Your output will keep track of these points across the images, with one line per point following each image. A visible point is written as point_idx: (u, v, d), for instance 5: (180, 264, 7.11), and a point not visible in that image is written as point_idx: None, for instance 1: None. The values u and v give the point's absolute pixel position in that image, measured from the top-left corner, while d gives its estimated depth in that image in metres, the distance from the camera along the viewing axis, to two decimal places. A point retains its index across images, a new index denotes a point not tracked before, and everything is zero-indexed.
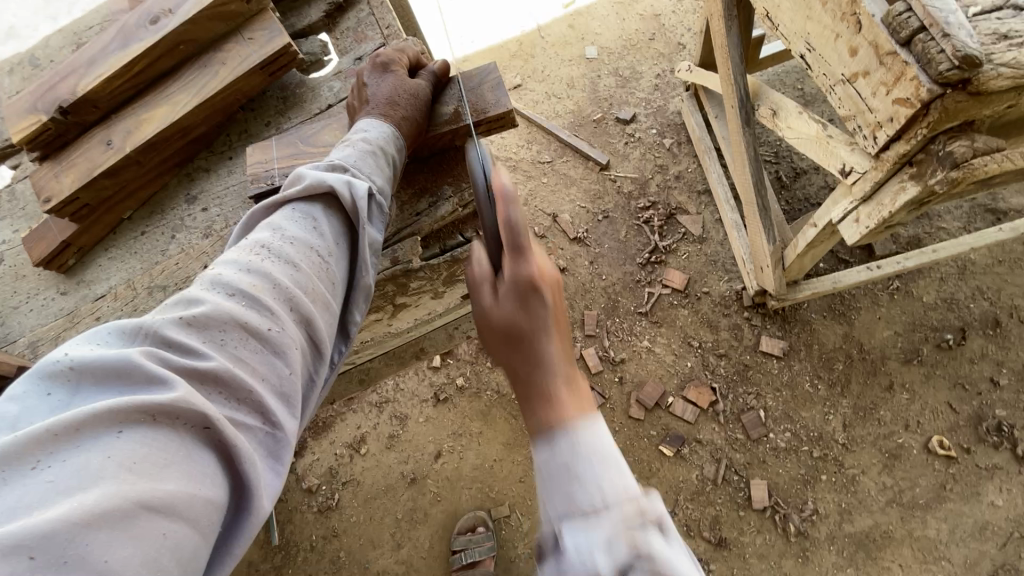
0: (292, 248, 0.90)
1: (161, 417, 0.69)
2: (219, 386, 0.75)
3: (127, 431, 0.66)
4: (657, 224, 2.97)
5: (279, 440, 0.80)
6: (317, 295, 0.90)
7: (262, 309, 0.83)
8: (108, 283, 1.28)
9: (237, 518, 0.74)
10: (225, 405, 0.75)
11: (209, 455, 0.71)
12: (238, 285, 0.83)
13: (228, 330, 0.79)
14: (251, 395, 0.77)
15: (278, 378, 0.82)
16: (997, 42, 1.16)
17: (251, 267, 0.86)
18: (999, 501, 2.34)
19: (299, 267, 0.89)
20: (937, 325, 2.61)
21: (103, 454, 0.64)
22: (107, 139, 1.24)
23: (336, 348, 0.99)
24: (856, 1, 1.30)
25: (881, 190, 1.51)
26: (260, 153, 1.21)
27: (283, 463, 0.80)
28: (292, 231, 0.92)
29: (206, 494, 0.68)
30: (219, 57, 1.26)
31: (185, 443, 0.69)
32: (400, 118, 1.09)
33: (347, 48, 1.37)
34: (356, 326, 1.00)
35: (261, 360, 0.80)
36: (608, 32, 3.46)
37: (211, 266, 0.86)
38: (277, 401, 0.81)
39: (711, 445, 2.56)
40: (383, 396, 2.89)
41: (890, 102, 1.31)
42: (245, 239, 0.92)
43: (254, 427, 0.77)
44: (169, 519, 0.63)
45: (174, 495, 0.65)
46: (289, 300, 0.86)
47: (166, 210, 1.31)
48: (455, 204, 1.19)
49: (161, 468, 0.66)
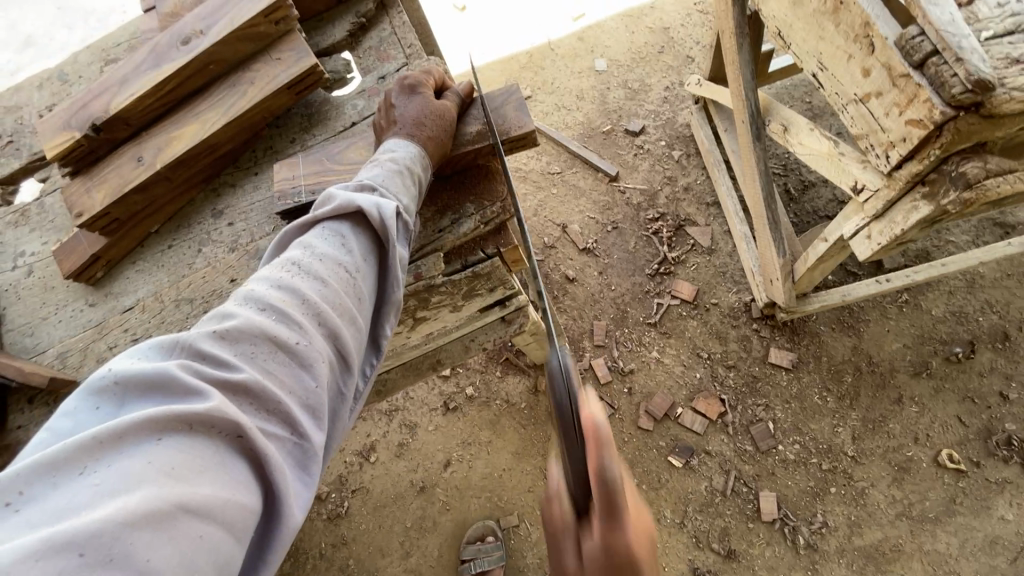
0: (320, 264, 0.93)
1: (198, 426, 0.71)
2: (251, 397, 0.78)
3: (167, 438, 0.69)
4: (666, 235, 2.99)
5: (306, 450, 0.82)
6: (344, 310, 0.92)
7: (290, 323, 0.85)
8: (135, 295, 1.31)
9: (269, 527, 0.76)
10: (257, 416, 0.78)
11: (242, 464, 0.74)
12: (268, 300, 0.86)
13: (259, 344, 0.82)
14: (279, 407, 0.80)
15: (305, 391, 0.83)
16: (1009, 66, 1.19)
17: (282, 282, 0.89)
18: (1009, 516, 2.34)
19: (326, 281, 0.91)
20: (946, 338, 2.62)
21: (144, 460, 0.66)
22: (138, 155, 1.27)
23: (368, 362, 1.02)
24: (869, 24, 1.32)
25: (893, 207, 1.53)
26: (287, 169, 1.24)
27: (311, 474, 0.82)
28: (319, 247, 0.95)
29: (240, 500, 0.71)
30: (248, 76, 1.29)
31: (219, 451, 0.72)
32: (425, 137, 1.12)
33: (370, 67, 1.41)
34: (387, 339, 1.03)
35: (288, 373, 0.82)
36: (617, 45, 3.50)
37: (245, 282, 0.89)
38: (303, 413, 0.83)
39: (720, 456, 2.57)
40: (393, 404, 2.91)
41: (903, 123, 1.34)
42: (278, 256, 0.95)
43: (283, 438, 0.79)
44: (205, 522, 0.66)
45: (209, 499, 0.67)
46: (316, 314, 0.88)
47: (193, 224, 1.34)
48: (478, 221, 1.21)
49: (199, 473, 0.68)
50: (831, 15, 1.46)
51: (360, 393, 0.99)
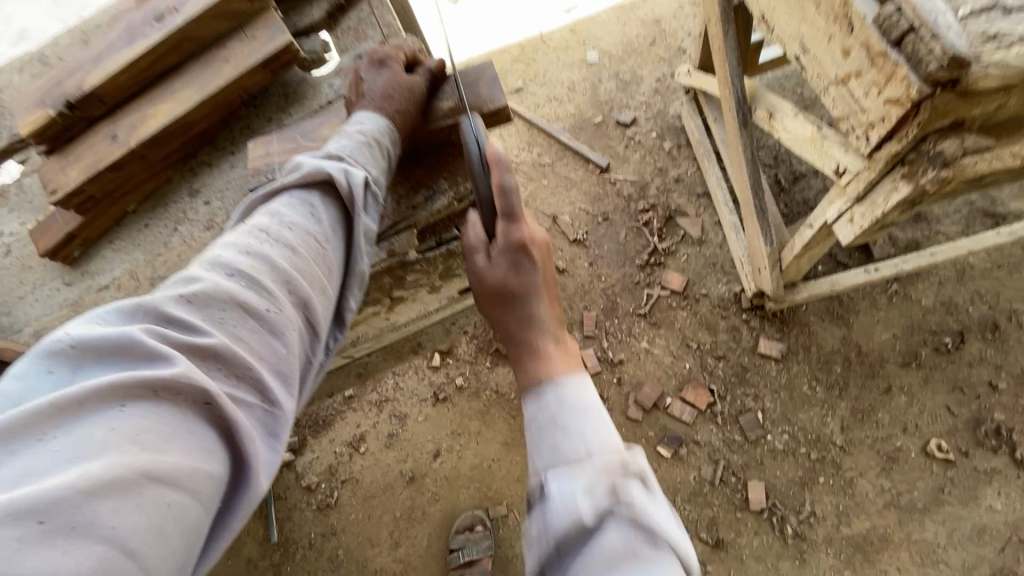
0: (291, 233, 0.92)
1: (163, 394, 0.71)
2: (220, 362, 0.78)
3: (130, 405, 0.69)
4: (656, 226, 2.99)
5: (276, 417, 0.82)
6: (315, 280, 0.92)
7: (261, 291, 0.85)
8: (111, 274, 1.31)
9: (234, 494, 0.76)
10: (225, 381, 0.77)
11: (210, 430, 0.74)
12: (237, 266, 0.85)
13: (227, 309, 0.81)
14: (248, 372, 0.79)
15: (276, 357, 0.83)
16: (985, 43, 1.18)
17: (251, 250, 0.88)
18: (997, 505, 2.34)
19: (298, 251, 0.91)
20: (936, 328, 2.61)
21: (106, 427, 0.66)
22: (113, 133, 1.27)
23: (331, 336, 1.00)
24: (848, 3, 1.32)
25: (874, 190, 1.52)
26: (260, 148, 1.23)
27: (280, 441, 0.82)
28: (291, 217, 0.94)
29: (208, 468, 0.71)
30: (223, 54, 1.29)
31: (186, 418, 0.72)
32: (395, 112, 1.12)
33: (347, 46, 1.40)
34: (349, 313, 1.02)
35: (259, 340, 0.82)
36: (609, 36, 3.50)
37: (210, 248, 0.88)
38: (274, 378, 0.83)
39: (709, 446, 2.56)
40: (383, 395, 2.91)
41: (882, 103, 1.33)
42: (243, 223, 0.93)
43: (252, 403, 0.79)
44: (173, 489, 0.66)
45: (177, 467, 0.67)
46: (287, 283, 0.88)
47: (170, 203, 1.34)
48: (451, 198, 1.21)
49: (164, 441, 0.68)
50: None
51: (324, 363, 0.99)
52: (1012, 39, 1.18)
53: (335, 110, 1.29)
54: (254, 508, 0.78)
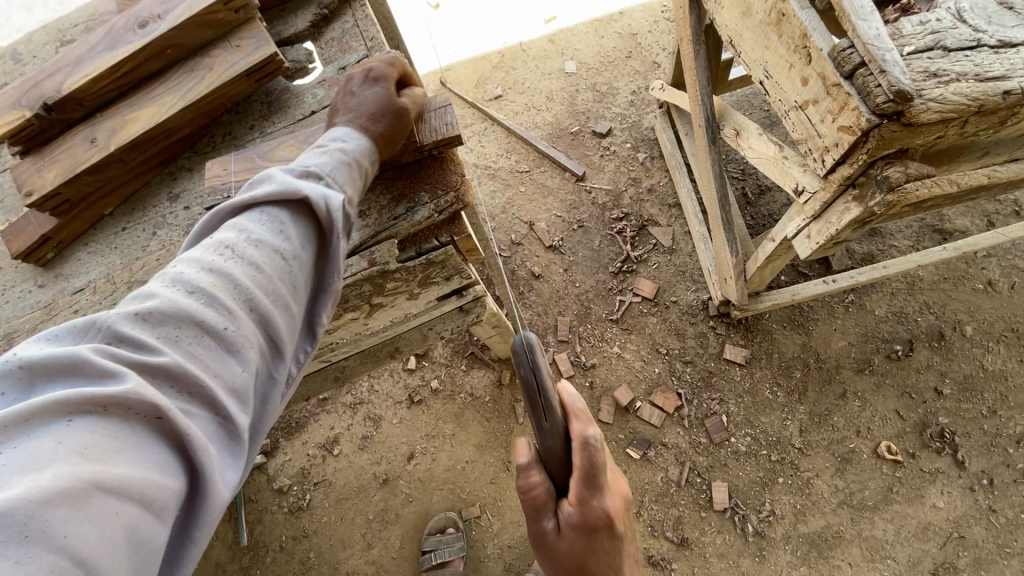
0: (256, 250, 0.95)
1: (112, 408, 0.73)
2: (173, 379, 0.80)
3: (78, 420, 0.71)
4: (629, 234, 3.08)
5: (231, 432, 0.83)
6: (276, 296, 0.95)
7: (219, 309, 0.87)
8: (87, 277, 1.31)
9: (193, 501, 0.78)
10: (177, 397, 0.79)
11: (162, 445, 0.75)
12: (198, 284, 0.87)
13: (184, 326, 0.83)
14: (202, 389, 0.81)
15: (232, 372, 0.86)
16: (927, 79, 1.29)
17: (212, 268, 0.91)
18: (940, 503, 2.49)
19: (261, 269, 0.94)
20: (887, 337, 2.78)
21: (54, 441, 0.68)
22: (91, 137, 1.26)
23: (302, 347, 1.06)
24: (807, 36, 1.42)
25: (829, 209, 1.62)
26: (218, 167, 1.24)
27: (237, 455, 0.83)
28: (256, 233, 0.97)
29: (159, 478, 0.72)
30: (207, 62, 1.30)
31: (136, 432, 0.73)
32: (378, 130, 1.15)
33: (332, 57, 1.43)
34: (322, 327, 1.08)
35: (214, 356, 0.84)
36: (587, 48, 3.59)
37: (174, 264, 0.91)
38: (228, 395, 0.85)
39: (676, 448, 2.66)
40: (358, 397, 2.92)
41: (836, 129, 1.43)
42: (210, 241, 0.97)
43: (204, 417, 0.81)
44: (121, 500, 0.67)
45: (126, 477, 0.69)
46: (246, 300, 0.90)
47: (148, 207, 1.35)
48: (431, 210, 1.24)
49: (111, 453, 0.70)
50: (774, 25, 1.55)
51: (293, 377, 1.03)
52: (949, 77, 1.30)
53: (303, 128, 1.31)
54: (214, 522, 0.80)
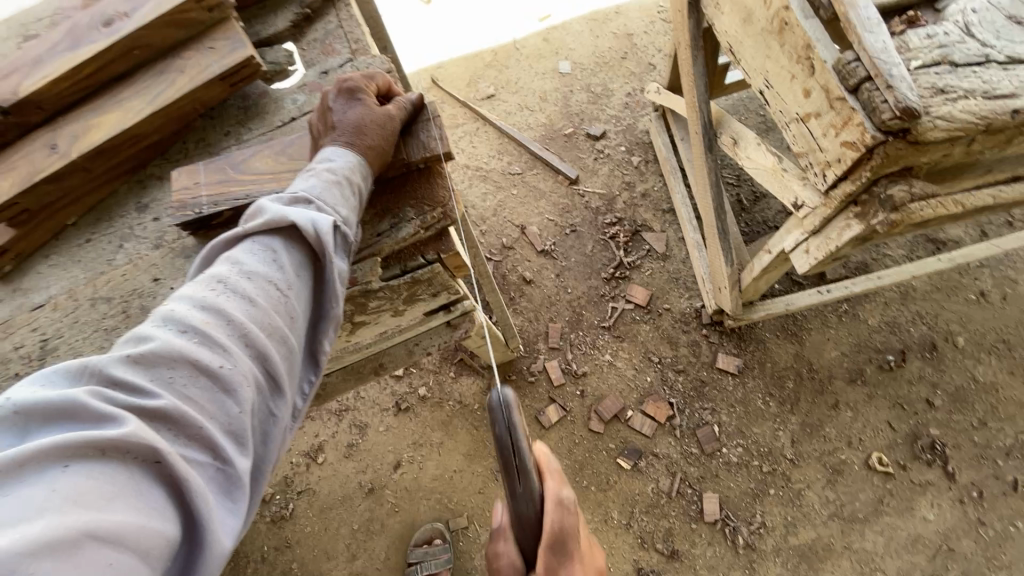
0: (250, 283, 0.89)
1: (111, 452, 0.67)
2: (169, 424, 0.74)
3: (73, 464, 0.65)
4: (622, 239, 3.03)
5: (231, 476, 0.77)
6: (274, 330, 0.89)
7: (214, 347, 0.81)
8: (47, 292, 1.22)
9: (193, 553, 0.72)
10: (175, 442, 0.73)
11: (159, 491, 0.69)
12: (190, 321, 0.81)
13: (178, 368, 0.77)
14: (201, 432, 0.75)
15: (228, 416, 0.79)
16: (934, 96, 1.24)
17: (205, 302, 0.84)
18: (930, 515, 2.47)
19: (256, 302, 0.88)
20: (880, 347, 2.75)
21: (45, 487, 0.62)
22: (52, 142, 1.18)
23: (304, 378, 1.00)
24: (811, 47, 1.37)
25: (829, 224, 1.58)
26: (186, 178, 1.16)
27: (237, 501, 0.77)
28: (249, 264, 0.92)
29: (158, 526, 0.66)
30: (179, 64, 1.22)
31: (133, 476, 0.67)
32: (366, 146, 1.08)
33: (314, 60, 1.35)
34: (323, 356, 1.01)
35: (210, 400, 0.78)
36: (581, 48, 3.52)
37: (166, 301, 0.85)
38: (225, 437, 0.78)
39: (667, 458, 2.63)
40: (344, 404, 2.86)
41: (838, 144, 1.39)
42: (202, 273, 0.91)
43: (202, 463, 0.75)
44: (115, 549, 0.61)
45: (121, 524, 0.63)
46: (242, 335, 0.84)
47: (114, 217, 1.27)
48: (417, 226, 1.17)
49: (107, 498, 0.64)
50: (776, 34, 1.50)
51: (296, 412, 0.97)
52: (957, 94, 1.25)
53: (280, 137, 1.23)
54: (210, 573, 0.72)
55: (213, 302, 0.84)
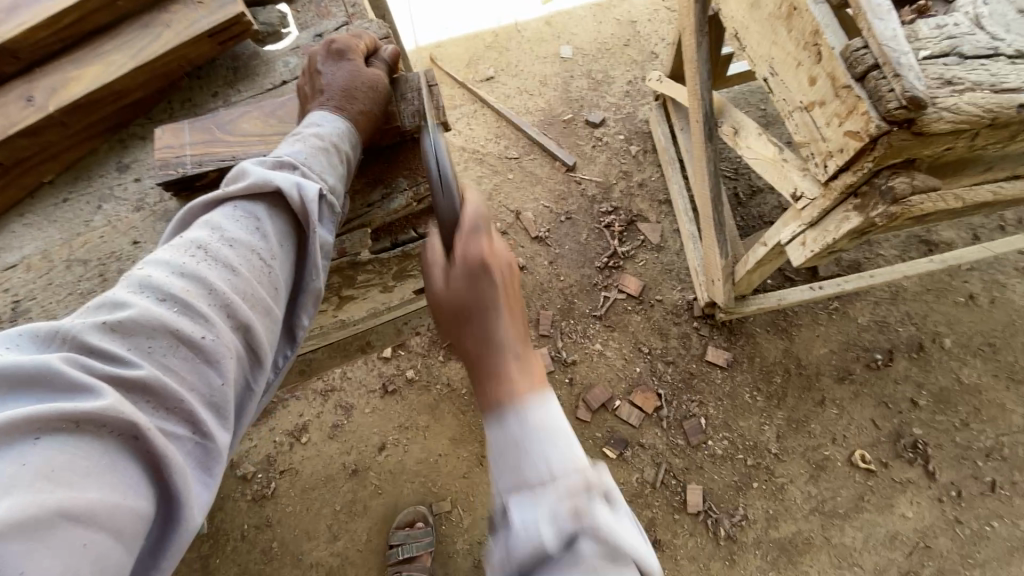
0: (232, 252, 0.86)
1: (86, 425, 0.65)
2: (147, 394, 0.72)
3: (44, 438, 0.62)
4: (617, 229, 3.00)
5: (208, 450, 0.76)
6: (257, 302, 0.87)
7: (195, 317, 0.78)
8: (20, 251, 1.17)
9: (165, 529, 0.71)
10: (153, 414, 0.72)
11: (134, 466, 0.68)
12: (170, 290, 0.78)
13: (158, 337, 0.75)
14: (180, 404, 0.74)
15: (208, 388, 0.78)
16: (941, 87, 1.22)
17: (186, 270, 0.81)
18: (908, 513, 2.50)
19: (239, 272, 0.85)
20: (869, 345, 2.77)
21: (16, 462, 0.59)
22: (28, 94, 1.13)
23: (280, 352, 0.97)
24: (819, 33, 1.34)
25: (827, 217, 1.56)
26: (170, 135, 1.12)
27: (213, 475, 0.76)
28: (232, 232, 0.88)
29: (132, 504, 0.65)
30: (165, 18, 1.17)
31: (108, 452, 0.66)
32: (356, 111, 1.04)
33: (307, 22, 1.30)
34: (303, 329, 0.99)
35: (190, 371, 0.76)
36: (583, 33, 3.47)
37: (141, 265, 0.81)
38: (205, 410, 0.77)
39: (653, 449, 2.63)
40: (329, 384, 2.82)
41: (842, 134, 1.37)
42: (179, 237, 0.87)
43: (181, 436, 0.73)
44: (90, 529, 0.60)
45: (97, 503, 0.62)
46: (224, 307, 0.82)
47: (94, 176, 1.21)
48: (410, 198, 1.13)
49: (83, 475, 0.63)
50: (784, 19, 1.47)
51: (273, 383, 0.95)
52: (965, 86, 1.23)
53: (268, 100, 1.18)
54: (181, 551, 0.72)
55: (195, 271, 0.81)
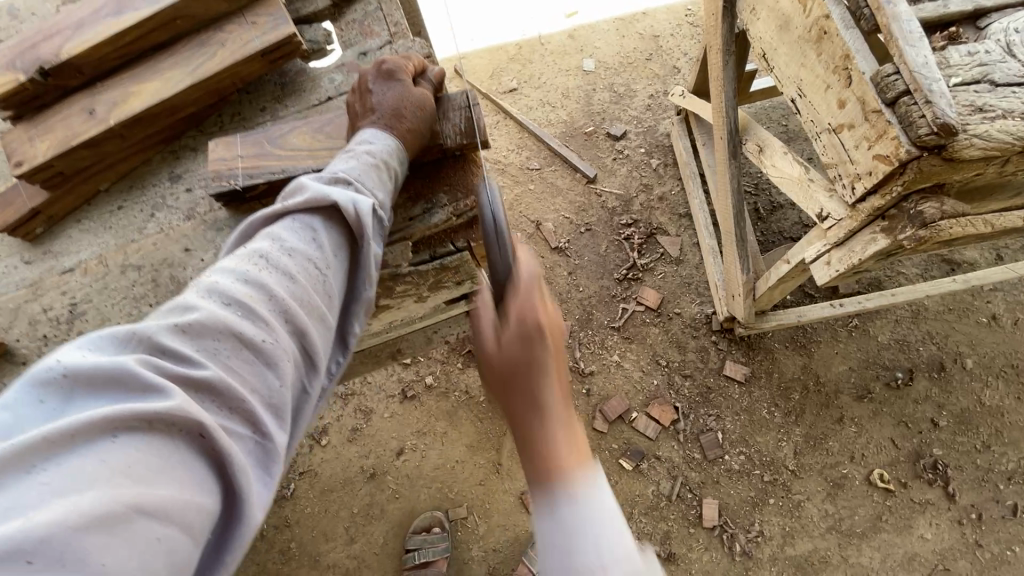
0: (291, 260, 0.90)
1: (160, 424, 0.69)
2: (213, 395, 0.75)
3: (122, 436, 0.66)
4: (637, 241, 3.03)
5: (268, 450, 0.78)
6: (313, 309, 0.90)
7: (258, 321, 0.82)
8: (77, 256, 1.23)
9: (228, 527, 0.73)
10: (218, 413, 0.74)
11: (202, 464, 0.70)
12: (234, 295, 0.82)
13: (222, 339, 0.78)
14: (243, 405, 0.77)
15: (268, 390, 0.81)
16: (972, 114, 1.24)
17: (249, 276, 0.85)
18: (928, 534, 2.48)
19: (297, 279, 0.89)
20: (888, 364, 2.75)
21: (97, 457, 0.63)
22: (90, 108, 1.19)
23: (333, 359, 0.99)
24: (850, 57, 1.37)
25: (853, 238, 1.58)
26: (223, 148, 1.17)
27: (273, 475, 0.78)
28: (291, 242, 0.92)
29: (200, 501, 0.68)
30: (220, 38, 1.23)
31: (180, 450, 0.69)
32: (405, 129, 1.09)
33: (352, 41, 1.35)
34: (354, 336, 1.02)
35: (252, 372, 0.79)
36: (606, 47, 3.51)
37: (207, 272, 0.85)
38: (266, 411, 0.80)
39: (669, 462, 2.63)
40: (350, 388, 2.87)
41: (871, 157, 1.39)
42: (242, 247, 0.91)
43: (244, 436, 0.76)
44: (163, 524, 0.63)
45: (169, 500, 0.64)
46: (283, 312, 0.86)
47: (147, 185, 1.27)
48: (450, 213, 1.17)
49: (156, 472, 0.66)
50: (814, 43, 1.49)
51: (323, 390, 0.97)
52: (996, 113, 1.25)
53: (317, 115, 1.23)
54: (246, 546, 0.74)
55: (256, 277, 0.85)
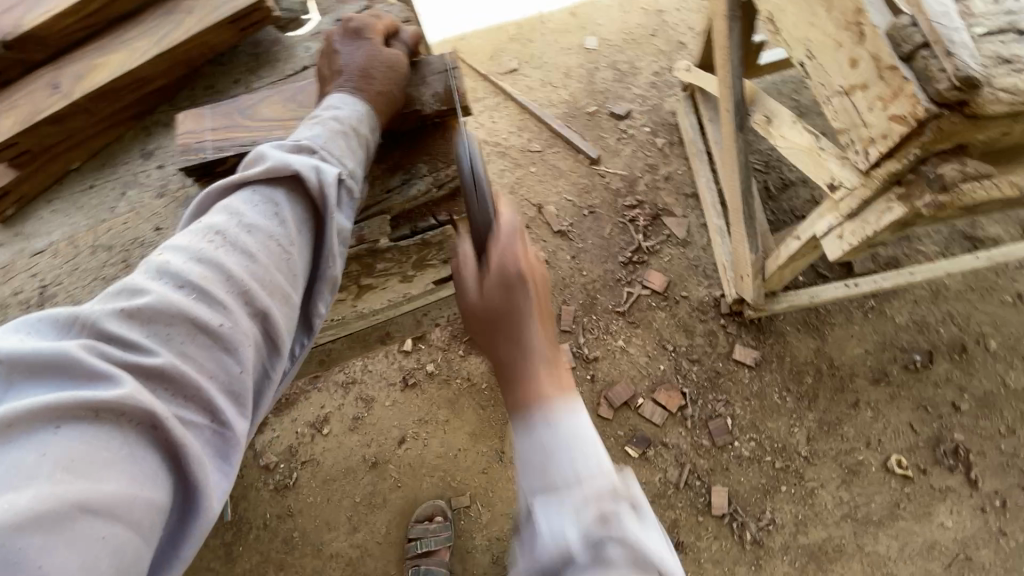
0: (250, 237, 0.84)
1: (105, 414, 0.65)
2: (165, 383, 0.71)
3: (65, 427, 0.63)
4: (642, 223, 2.93)
5: (227, 438, 0.75)
6: (276, 289, 0.85)
7: (214, 304, 0.77)
8: (48, 237, 1.19)
9: (184, 521, 0.70)
10: (172, 402, 0.71)
11: (153, 455, 0.67)
12: (187, 276, 0.77)
13: (175, 324, 0.74)
14: (199, 393, 0.73)
15: (228, 375, 0.77)
16: (998, 66, 1.14)
17: (203, 255, 0.80)
18: (949, 522, 2.38)
19: (257, 258, 0.83)
20: (906, 346, 2.64)
21: (37, 451, 0.60)
22: (55, 82, 1.15)
23: (297, 341, 0.95)
24: (861, 11, 1.26)
25: (866, 208, 1.48)
26: (192, 121, 1.11)
27: (233, 463, 0.75)
28: (250, 217, 0.86)
29: (150, 495, 0.65)
30: (186, 5, 1.18)
31: (127, 443, 0.65)
32: (376, 93, 1.03)
33: (330, 7, 1.28)
34: (321, 317, 0.97)
35: (208, 356, 0.75)
36: (609, 23, 3.40)
37: (159, 251, 0.79)
38: (224, 398, 0.76)
39: (676, 448, 2.56)
40: (350, 376, 2.82)
41: (886, 118, 1.27)
42: (197, 222, 0.85)
43: (200, 424, 0.72)
44: (109, 521, 0.60)
45: (115, 496, 0.61)
46: (242, 293, 0.80)
47: (119, 162, 1.23)
48: (429, 185, 1.18)
49: (99, 467, 0.62)
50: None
51: (288, 372, 0.93)
52: None
53: (288, 85, 1.17)
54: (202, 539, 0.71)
55: (211, 256, 0.79)
